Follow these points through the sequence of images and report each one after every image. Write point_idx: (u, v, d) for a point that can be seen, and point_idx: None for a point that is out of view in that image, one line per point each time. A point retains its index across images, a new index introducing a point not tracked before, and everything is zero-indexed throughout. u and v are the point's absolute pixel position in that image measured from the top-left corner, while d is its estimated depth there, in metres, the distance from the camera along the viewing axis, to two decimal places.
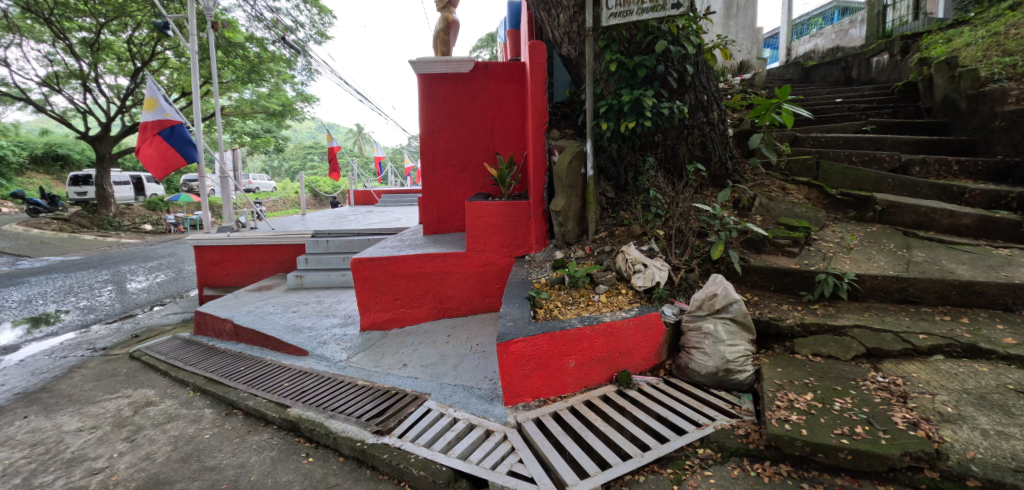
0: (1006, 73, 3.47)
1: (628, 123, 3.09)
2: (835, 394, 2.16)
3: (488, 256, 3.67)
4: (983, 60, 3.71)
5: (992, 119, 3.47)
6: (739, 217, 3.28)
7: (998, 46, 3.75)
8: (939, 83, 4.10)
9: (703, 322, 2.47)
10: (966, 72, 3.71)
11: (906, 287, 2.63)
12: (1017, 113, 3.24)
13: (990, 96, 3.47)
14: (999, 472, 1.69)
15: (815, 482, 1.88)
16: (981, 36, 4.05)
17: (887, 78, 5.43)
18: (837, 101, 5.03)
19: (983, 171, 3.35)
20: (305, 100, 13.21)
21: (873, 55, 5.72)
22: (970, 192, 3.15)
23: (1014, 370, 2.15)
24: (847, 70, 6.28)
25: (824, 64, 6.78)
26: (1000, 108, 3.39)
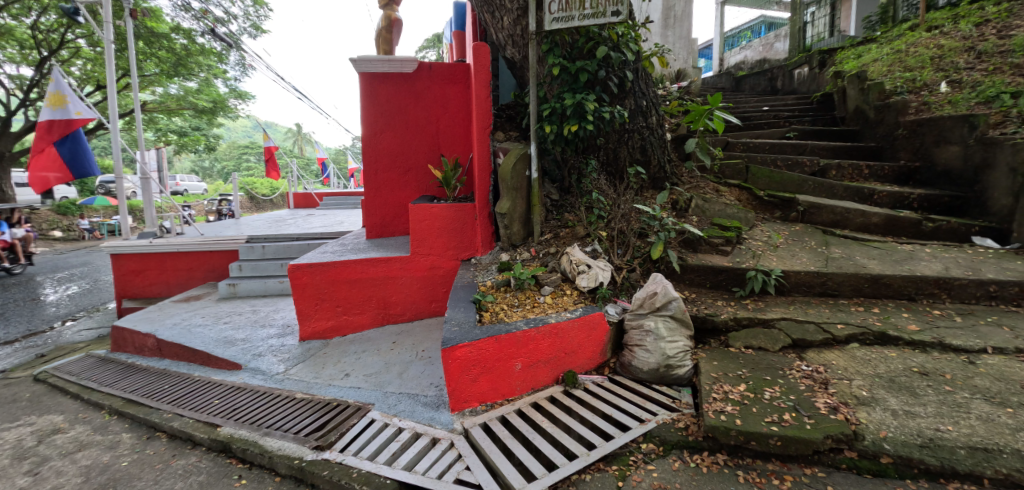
0: (907, 87, 3.89)
1: (571, 127, 3.12)
2: (765, 384, 2.31)
3: (434, 259, 3.58)
4: (889, 75, 4.17)
5: (896, 128, 3.83)
6: (677, 217, 3.39)
7: (900, 62, 4.24)
8: (852, 94, 4.47)
9: (645, 320, 2.55)
10: (874, 84, 4.11)
11: (826, 281, 2.83)
12: (916, 122, 3.60)
13: (894, 107, 3.84)
14: (908, 448, 1.90)
15: (749, 468, 2.03)
16: (884, 55, 4.50)
17: (807, 89, 5.87)
18: (763, 109, 5.40)
19: (889, 174, 3.68)
20: (240, 96, 12.43)
21: (795, 67, 6.15)
22: (878, 193, 3.45)
23: (918, 354, 2.38)
24: (773, 80, 6.74)
25: (754, 75, 7.23)
26: (902, 118, 3.77)
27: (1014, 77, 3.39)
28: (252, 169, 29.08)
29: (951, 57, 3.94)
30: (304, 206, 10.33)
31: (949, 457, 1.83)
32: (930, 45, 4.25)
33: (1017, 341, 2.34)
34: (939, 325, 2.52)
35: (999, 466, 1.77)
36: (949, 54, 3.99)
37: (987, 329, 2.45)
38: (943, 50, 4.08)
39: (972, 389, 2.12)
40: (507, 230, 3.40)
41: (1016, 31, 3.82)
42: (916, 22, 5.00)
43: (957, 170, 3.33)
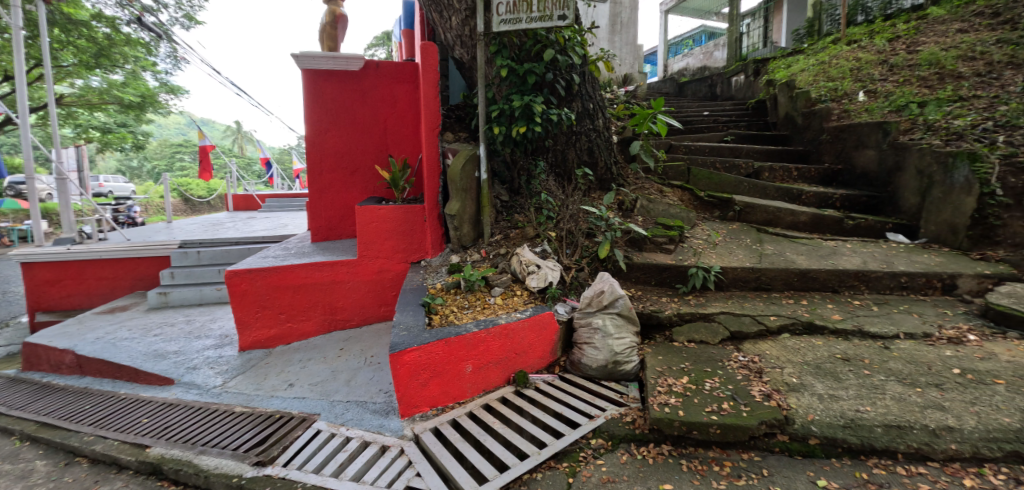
0: (830, 96, 4.22)
1: (520, 129, 3.16)
2: (705, 376, 2.42)
3: (383, 262, 3.51)
4: (814, 84, 4.50)
5: (821, 133, 4.14)
6: (623, 217, 3.49)
7: (823, 73, 4.59)
8: (782, 101, 4.79)
9: (593, 318, 2.65)
10: (802, 93, 4.42)
11: (760, 276, 3.01)
12: (838, 128, 3.91)
13: (819, 114, 4.16)
14: (833, 429, 2.05)
15: (691, 457, 2.12)
16: (810, 66, 4.87)
17: (744, 95, 6.23)
18: (704, 114, 5.69)
19: (815, 176, 3.98)
20: (172, 91, 11.61)
21: (733, 75, 6.52)
22: (806, 194, 3.71)
23: (841, 342, 2.57)
24: (713, 86, 7.10)
25: (695, 81, 7.59)
26: (826, 124, 4.08)
27: (919, 88, 3.75)
28: (188, 170, 27.15)
29: (867, 70, 4.32)
30: (246, 208, 9.90)
31: (868, 434, 2.01)
32: (850, 57, 4.63)
33: (926, 326, 2.59)
34: (859, 314, 2.74)
35: (910, 441, 1.96)
36: (865, 66, 4.37)
37: (900, 316, 2.69)
38: (860, 63, 4.46)
39: (887, 372, 2.32)
40: (457, 232, 3.38)
41: (921, 47, 4.24)
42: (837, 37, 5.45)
43: (874, 172, 3.65)
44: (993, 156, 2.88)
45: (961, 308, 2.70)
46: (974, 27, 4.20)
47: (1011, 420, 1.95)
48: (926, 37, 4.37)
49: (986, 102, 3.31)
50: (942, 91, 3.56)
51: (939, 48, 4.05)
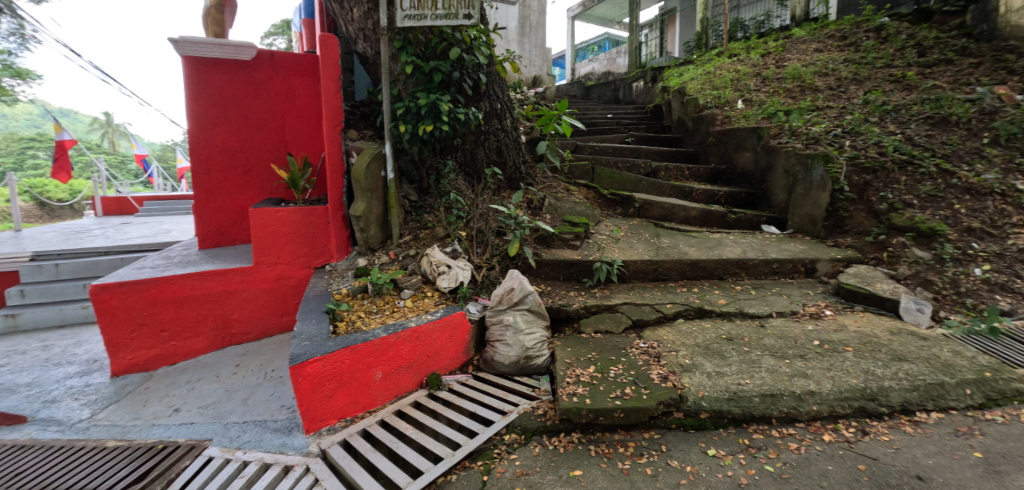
0: (714, 102, 4.69)
1: (427, 127, 3.13)
2: (610, 363, 2.57)
3: (282, 269, 3.35)
4: (702, 91, 4.94)
5: (708, 136, 4.59)
6: (532, 216, 3.56)
7: (708, 82, 5.09)
8: (676, 106, 5.25)
9: (504, 315, 2.76)
10: (691, 99, 4.86)
11: (657, 268, 3.26)
12: (721, 132, 4.36)
13: (706, 119, 4.61)
14: (720, 402, 2.28)
15: (598, 442, 2.23)
16: (698, 75, 5.38)
17: (643, 100, 6.71)
18: (608, 117, 6.03)
19: (703, 175, 4.40)
20: (18, 76, 9.84)
21: (633, 81, 7.01)
22: (695, 191, 4.08)
23: (727, 323, 2.87)
24: (616, 91, 7.57)
25: (601, 85, 8.00)
26: (711, 128, 4.53)
27: (785, 98, 4.31)
28: (42, 168, 22.88)
29: (744, 81, 4.88)
30: (119, 213, 8.70)
31: (748, 404, 2.27)
32: (730, 69, 5.20)
33: (793, 304, 2.97)
34: (740, 298, 3.07)
35: (781, 407, 2.24)
36: (743, 77, 4.93)
37: (773, 297, 3.06)
38: (739, 74, 5.03)
39: (763, 347, 2.62)
40: (363, 234, 3.32)
41: (786, 63, 4.89)
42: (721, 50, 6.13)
43: (750, 171, 4.11)
44: (840, 158, 3.42)
45: (820, 288, 3.12)
46: (826, 48, 4.97)
47: (857, 381, 2.31)
48: (790, 55, 5.06)
49: (835, 112, 3.90)
50: (803, 102, 4.13)
51: (800, 64, 4.72)
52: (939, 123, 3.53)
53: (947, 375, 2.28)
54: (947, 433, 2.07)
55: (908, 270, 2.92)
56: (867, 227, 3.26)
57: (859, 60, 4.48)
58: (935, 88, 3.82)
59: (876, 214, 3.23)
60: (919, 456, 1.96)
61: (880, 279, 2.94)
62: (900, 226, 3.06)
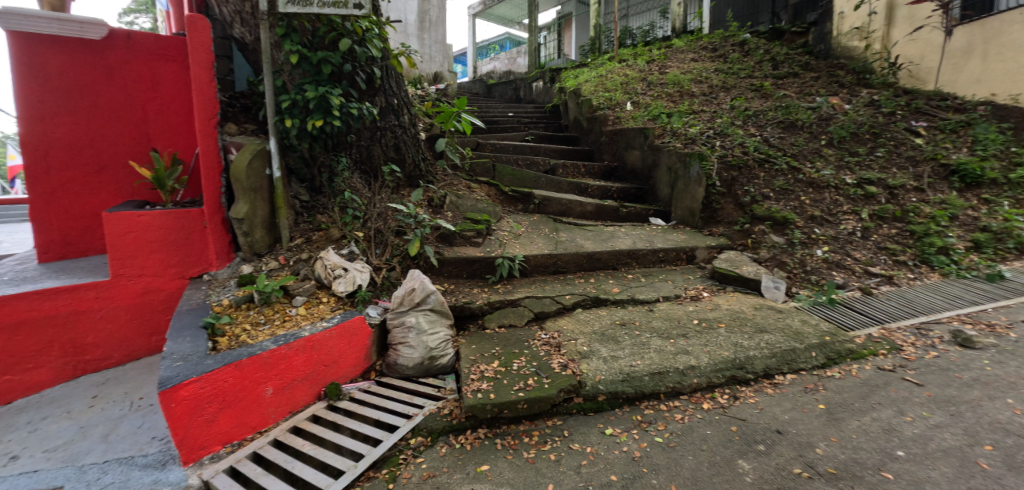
0: (606, 104, 5.02)
1: (316, 122, 3.01)
2: (514, 357, 2.64)
3: (148, 281, 2.95)
4: (595, 93, 5.28)
5: (601, 136, 4.92)
6: (433, 214, 3.54)
7: (600, 85, 5.46)
8: (572, 107, 5.57)
9: (406, 317, 2.70)
10: (585, 100, 5.18)
11: (556, 261, 3.40)
12: (613, 132, 4.71)
13: (599, 119, 4.94)
14: (615, 384, 2.45)
15: (504, 434, 2.26)
16: (592, 78, 5.73)
17: (543, 99, 6.96)
18: (508, 115, 6.17)
19: (596, 172, 4.71)
20: None
21: (533, 81, 7.27)
22: (591, 187, 4.34)
23: (620, 309, 3.09)
24: (518, 90, 7.79)
25: (501, 84, 8.27)
26: (604, 128, 4.86)
27: (667, 102, 4.77)
28: None
29: (632, 85, 5.30)
30: None
31: (639, 383, 2.46)
32: (620, 73, 5.63)
33: (676, 289, 3.28)
34: (631, 286, 3.33)
35: (668, 382, 2.47)
36: (631, 81, 5.36)
37: (659, 284, 3.36)
38: (628, 79, 5.47)
39: (650, 329, 2.86)
40: (247, 238, 3.01)
41: (668, 70, 5.48)
42: (612, 55, 6.64)
43: (639, 168, 4.48)
44: (712, 156, 3.85)
45: (698, 274, 3.49)
46: (701, 58, 5.78)
47: (729, 353, 2.61)
48: (671, 63, 5.71)
49: (707, 116, 4.41)
50: (681, 106, 4.60)
51: (679, 72, 5.31)
52: (787, 127, 4.17)
53: (797, 342, 2.67)
54: (798, 391, 2.42)
55: (767, 254, 3.37)
56: (734, 218, 3.70)
57: (726, 71, 5.20)
58: (785, 97, 4.54)
59: (741, 206, 3.68)
60: (778, 413, 2.28)
61: (746, 263, 3.36)
62: (761, 216, 3.54)
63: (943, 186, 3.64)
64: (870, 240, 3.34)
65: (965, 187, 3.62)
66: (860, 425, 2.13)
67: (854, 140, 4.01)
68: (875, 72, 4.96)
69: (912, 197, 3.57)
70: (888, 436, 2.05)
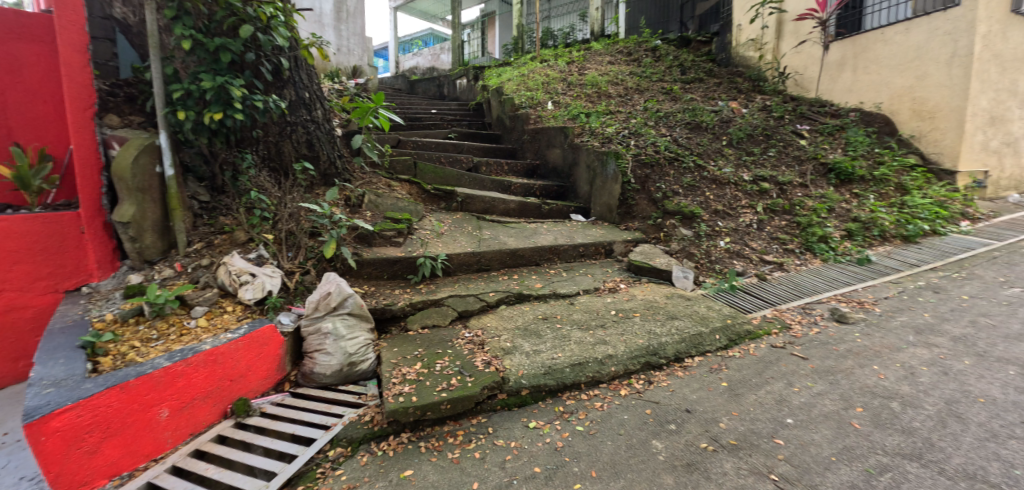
0: (528, 103, 5.13)
1: (214, 115, 2.73)
2: (437, 357, 2.59)
3: (9, 298, 2.53)
4: (518, 92, 5.39)
5: (523, 134, 5.03)
6: (350, 214, 3.43)
7: (522, 84, 5.58)
8: (495, 105, 5.65)
9: (322, 323, 2.55)
10: (508, 99, 5.26)
11: (479, 259, 3.41)
12: (534, 130, 4.82)
13: (521, 117, 5.03)
14: (537, 378, 2.48)
15: (428, 437, 2.21)
16: (515, 77, 5.86)
17: (467, 97, 6.98)
18: (431, 112, 6.10)
19: (519, 170, 4.81)
20: None
21: (457, 78, 7.28)
22: (513, 185, 4.44)
23: (542, 304, 3.16)
24: (442, 87, 7.76)
25: (426, 81, 8.22)
26: (526, 126, 4.96)
27: (585, 102, 4.99)
28: None
29: (553, 84, 5.49)
30: None
31: (560, 375, 2.52)
32: (542, 73, 5.81)
33: (596, 282, 3.42)
34: (554, 280, 3.42)
35: (587, 372, 2.55)
36: (552, 82, 5.54)
37: (580, 277, 3.47)
38: (549, 79, 5.65)
39: (571, 322, 2.96)
40: (135, 244, 2.69)
41: (587, 72, 5.78)
42: (534, 55, 6.92)
43: (560, 166, 4.63)
44: (627, 155, 4.07)
45: (616, 266, 3.66)
46: (616, 62, 6.11)
47: (643, 341, 2.76)
48: (590, 65, 5.98)
49: (623, 116, 4.67)
50: (598, 106, 4.83)
51: (597, 74, 5.64)
52: (694, 128, 4.53)
53: (704, 326, 2.88)
54: (704, 371, 2.61)
55: (678, 246, 3.61)
56: (648, 213, 3.91)
57: (640, 75, 5.68)
58: (691, 100, 5.00)
59: (654, 201, 3.89)
60: (687, 393, 2.44)
61: (659, 255, 3.57)
62: (671, 211, 3.78)
63: (822, 183, 4.14)
64: (764, 231, 3.70)
65: (839, 183, 4.14)
66: (757, 398, 2.35)
67: (750, 141, 4.44)
68: (767, 81, 5.65)
69: (798, 192, 4.01)
70: (780, 406, 2.27)
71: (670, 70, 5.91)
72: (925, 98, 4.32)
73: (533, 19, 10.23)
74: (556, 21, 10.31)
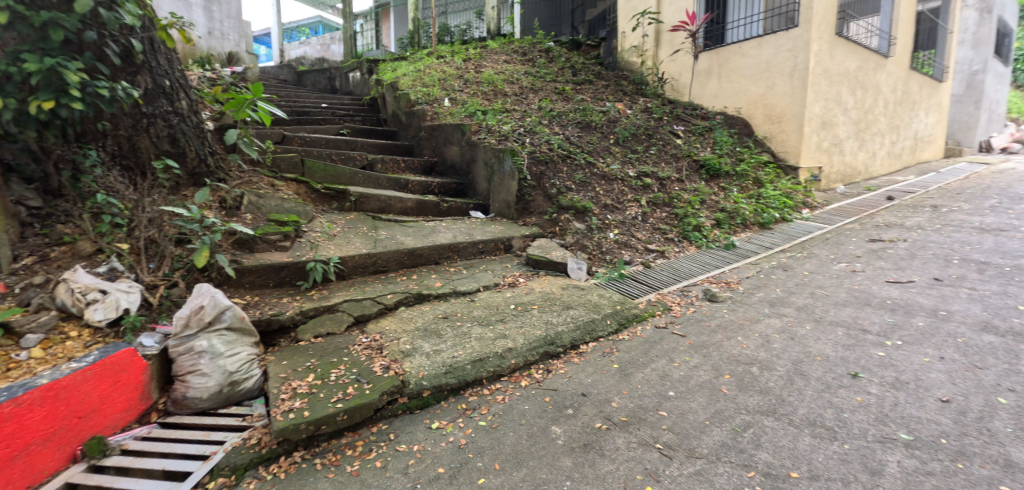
0: (424, 99, 5.06)
1: (43, 104, 2.24)
2: (331, 367, 2.43)
3: None
4: (413, 88, 5.30)
5: (419, 130, 4.96)
6: (225, 218, 3.13)
7: (418, 79, 5.51)
8: (390, 100, 5.50)
9: (194, 342, 2.24)
10: (403, 95, 5.14)
11: (376, 261, 3.29)
12: (431, 127, 4.78)
13: (417, 114, 4.96)
14: (438, 378, 2.44)
15: (323, 453, 2.06)
16: (410, 72, 5.76)
17: (361, 91, 6.71)
18: (322, 106, 5.76)
19: (417, 167, 4.75)
20: None
21: (350, 71, 6.98)
22: (411, 183, 4.36)
23: (442, 302, 3.13)
24: (334, 80, 7.43)
25: (316, 71, 7.82)
26: (423, 123, 4.90)
27: (482, 100, 5.08)
28: None
29: (449, 81, 5.49)
30: None
31: (462, 372, 2.51)
32: (438, 70, 5.80)
33: (495, 277, 3.47)
34: (453, 278, 3.41)
35: (488, 367, 2.57)
36: (448, 78, 5.55)
37: (480, 274, 3.50)
38: (445, 75, 5.64)
39: (472, 318, 2.97)
40: None
41: (483, 70, 5.89)
42: (431, 51, 6.87)
43: (458, 163, 4.64)
44: (523, 152, 4.19)
45: (516, 261, 3.75)
46: (512, 61, 6.31)
47: (541, 331, 2.86)
48: (486, 63, 6.10)
49: (518, 114, 4.83)
50: (494, 104, 4.95)
51: (493, 72, 5.76)
52: (585, 127, 4.81)
53: (596, 313, 3.07)
54: (597, 356, 2.77)
55: (572, 239, 3.77)
56: (544, 208, 4.05)
57: (535, 74, 5.89)
58: (582, 100, 5.33)
59: (550, 197, 4.05)
60: (583, 378, 2.57)
61: (555, 248, 3.72)
62: (565, 206, 3.94)
63: (696, 178, 4.64)
64: (648, 222, 4.06)
65: (709, 178, 4.68)
66: (644, 376, 2.55)
67: (633, 139, 4.84)
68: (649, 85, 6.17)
69: (676, 186, 4.45)
70: (663, 381, 2.49)
71: (562, 71, 6.20)
72: (775, 105, 5.02)
73: (429, 13, 10.06)
74: (454, 18, 10.30)
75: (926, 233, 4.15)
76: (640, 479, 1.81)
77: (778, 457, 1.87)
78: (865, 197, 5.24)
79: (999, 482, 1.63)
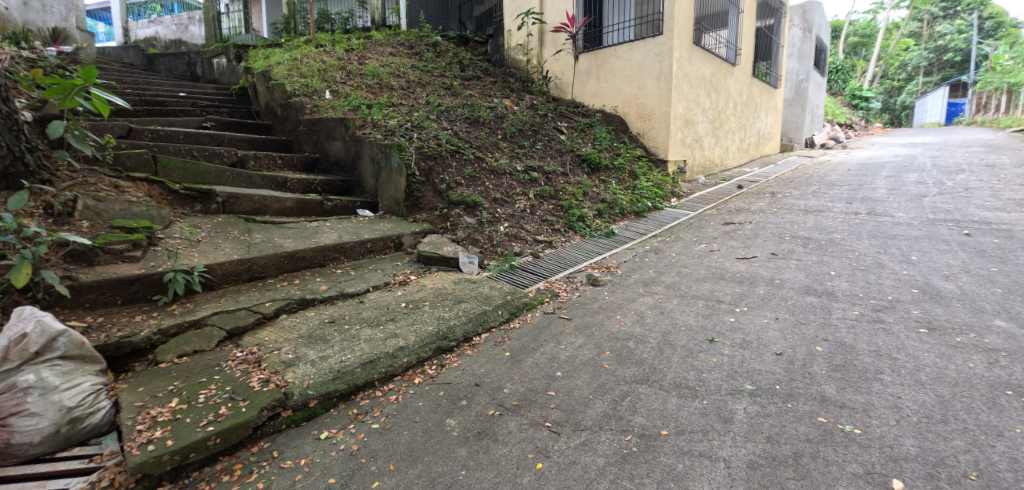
0: (301, 90, 4.72)
1: None
2: (200, 388, 2.20)
3: None
4: (289, 78, 4.92)
5: (298, 125, 4.65)
6: (54, 227, 2.63)
7: (295, 69, 5.12)
8: (262, 90, 5.06)
9: (16, 377, 1.81)
10: (278, 85, 4.76)
11: (250, 267, 3.03)
12: (311, 121, 4.52)
13: (295, 106, 4.63)
14: (325, 385, 2.34)
15: (194, 483, 1.86)
16: (285, 60, 5.32)
17: (227, 79, 6.04)
18: (179, 96, 5.11)
19: (297, 164, 4.46)
20: None
21: (213, 56, 6.23)
22: (290, 181, 4.10)
23: (328, 307, 3.00)
24: (193, 66, 6.62)
25: (168, 55, 6.85)
26: (302, 116, 4.59)
27: (367, 93, 4.91)
28: None
29: (330, 72, 5.20)
30: None
31: (350, 377, 2.43)
32: (316, 59, 5.44)
33: (384, 276, 3.41)
34: (340, 280, 3.28)
35: (380, 368, 2.53)
36: (329, 69, 5.24)
37: (369, 274, 3.42)
38: (325, 65, 5.31)
39: (361, 320, 2.89)
40: None
41: (366, 62, 5.67)
42: (308, 39, 6.41)
43: (343, 160, 4.45)
44: (410, 148, 4.13)
45: (407, 259, 3.72)
46: (397, 54, 6.18)
47: (433, 327, 2.89)
48: (370, 55, 5.88)
49: (406, 109, 4.76)
50: (380, 98, 4.81)
51: (378, 65, 5.57)
52: (473, 123, 4.89)
53: (487, 305, 3.19)
54: (490, 346, 2.88)
55: (463, 234, 3.83)
56: (434, 204, 4.05)
57: (422, 68, 5.81)
58: (470, 96, 5.40)
59: (440, 193, 4.07)
60: (476, 369, 2.65)
61: (446, 244, 3.76)
62: (456, 201, 4.00)
63: (579, 171, 4.99)
64: (535, 215, 4.28)
65: (591, 171, 5.06)
66: (534, 360, 2.71)
67: (520, 135, 5.05)
68: (535, 82, 6.47)
69: (561, 180, 4.76)
70: (551, 363, 2.67)
71: (450, 66, 6.20)
72: (646, 104, 5.57)
73: None
74: (335, 4, 9.75)
75: (766, 215, 4.96)
76: (531, 457, 1.94)
77: (650, 419, 2.13)
78: (721, 186, 6.08)
79: (817, 415, 2.05)
